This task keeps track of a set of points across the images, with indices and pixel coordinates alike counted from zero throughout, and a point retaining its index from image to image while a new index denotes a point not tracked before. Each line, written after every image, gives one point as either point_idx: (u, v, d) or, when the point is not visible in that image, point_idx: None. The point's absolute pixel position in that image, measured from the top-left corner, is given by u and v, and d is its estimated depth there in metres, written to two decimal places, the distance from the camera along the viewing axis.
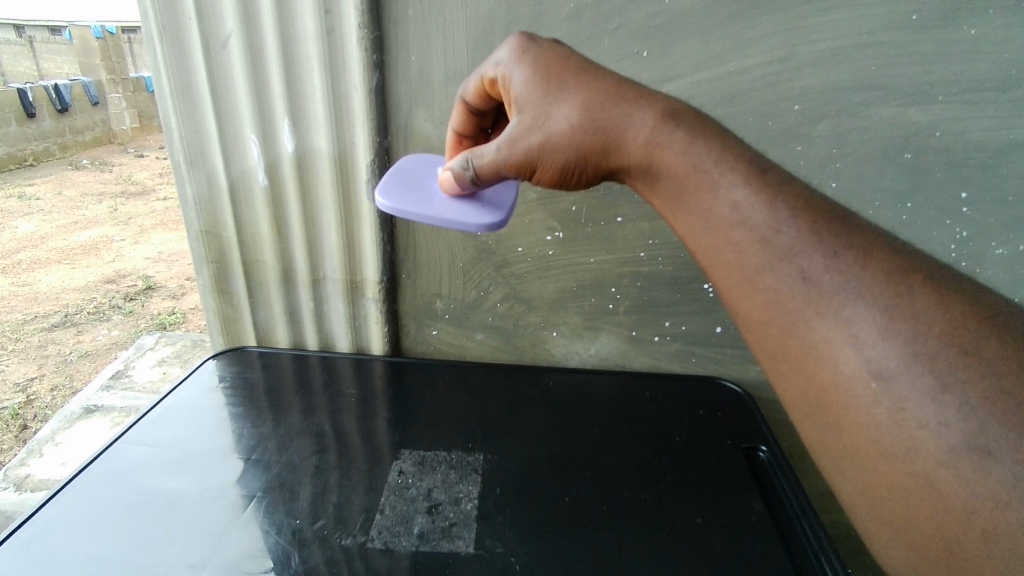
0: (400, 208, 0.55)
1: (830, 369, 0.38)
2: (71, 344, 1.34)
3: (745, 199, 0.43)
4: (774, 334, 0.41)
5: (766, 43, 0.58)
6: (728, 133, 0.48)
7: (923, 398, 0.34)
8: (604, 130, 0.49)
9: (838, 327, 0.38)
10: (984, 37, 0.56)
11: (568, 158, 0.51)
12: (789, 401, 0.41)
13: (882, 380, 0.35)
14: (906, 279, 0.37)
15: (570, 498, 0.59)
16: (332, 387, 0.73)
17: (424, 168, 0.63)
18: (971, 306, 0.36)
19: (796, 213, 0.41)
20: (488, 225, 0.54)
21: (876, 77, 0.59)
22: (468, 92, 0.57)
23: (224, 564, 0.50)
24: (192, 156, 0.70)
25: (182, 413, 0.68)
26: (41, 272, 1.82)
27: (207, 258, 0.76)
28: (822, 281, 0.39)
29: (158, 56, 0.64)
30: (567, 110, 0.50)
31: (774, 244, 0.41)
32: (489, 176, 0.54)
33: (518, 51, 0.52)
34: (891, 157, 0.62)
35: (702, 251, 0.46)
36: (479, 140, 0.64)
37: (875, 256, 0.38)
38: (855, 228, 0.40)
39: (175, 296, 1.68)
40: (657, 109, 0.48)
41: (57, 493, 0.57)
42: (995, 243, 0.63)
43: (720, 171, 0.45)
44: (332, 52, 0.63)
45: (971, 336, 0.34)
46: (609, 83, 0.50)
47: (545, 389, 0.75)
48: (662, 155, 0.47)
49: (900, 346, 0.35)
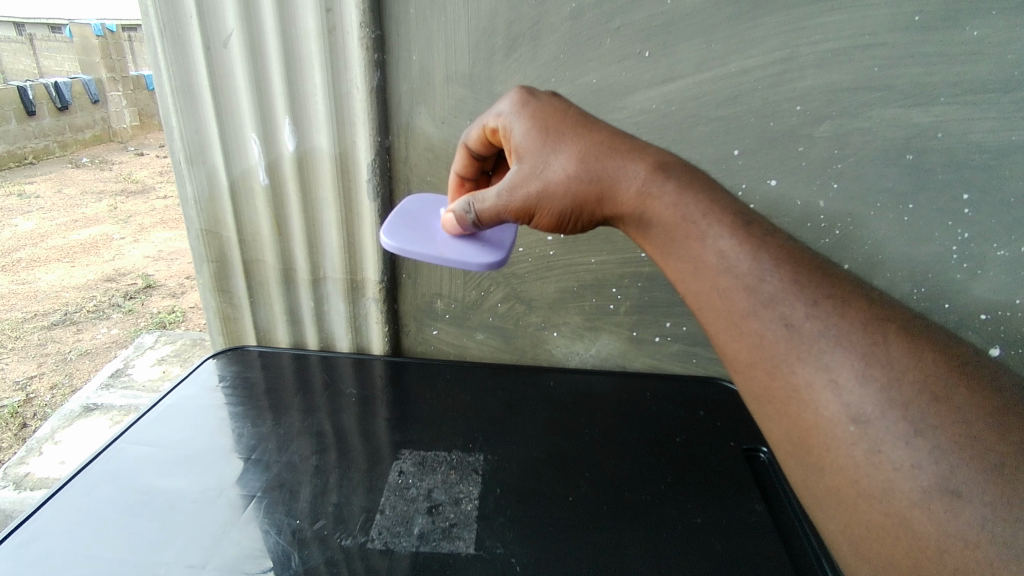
0: (404, 249, 0.55)
1: (811, 411, 0.38)
2: (71, 343, 1.31)
3: (731, 249, 0.43)
4: (759, 376, 0.40)
5: (767, 43, 0.58)
6: (717, 184, 0.48)
7: (896, 441, 0.34)
8: (600, 182, 0.49)
9: (818, 371, 0.38)
10: (987, 38, 0.55)
11: (565, 207, 0.51)
12: (774, 440, 0.41)
13: (860, 424, 0.35)
14: (881, 327, 0.37)
15: (573, 498, 0.59)
16: (332, 387, 0.73)
17: (426, 209, 0.64)
18: (943, 353, 0.36)
19: (779, 262, 0.42)
20: (489, 264, 0.55)
21: (878, 78, 0.59)
22: (469, 138, 0.57)
23: (224, 564, 0.50)
24: (193, 155, 0.69)
25: (182, 413, 0.68)
26: (39, 269, 1.81)
27: (207, 258, 0.76)
28: (804, 327, 0.39)
29: (158, 54, 0.64)
30: (565, 160, 0.49)
31: (758, 291, 0.41)
32: (489, 220, 0.54)
33: (518, 102, 0.52)
34: (893, 158, 0.61)
35: (691, 295, 0.45)
36: (478, 183, 0.64)
37: (852, 306, 0.39)
38: (833, 278, 0.41)
39: (175, 294, 1.70)
40: (651, 161, 0.48)
41: (57, 492, 0.57)
42: (996, 245, 0.63)
43: (708, 221, 0.45)
44: (332, 52, 0.62)
45: (942, 383, 0.35)
46: (606, 136, 0.49)
47: (545, 389, 0.75)
48: (655, 206, 0.47)
49: (876, 392, 0.35)
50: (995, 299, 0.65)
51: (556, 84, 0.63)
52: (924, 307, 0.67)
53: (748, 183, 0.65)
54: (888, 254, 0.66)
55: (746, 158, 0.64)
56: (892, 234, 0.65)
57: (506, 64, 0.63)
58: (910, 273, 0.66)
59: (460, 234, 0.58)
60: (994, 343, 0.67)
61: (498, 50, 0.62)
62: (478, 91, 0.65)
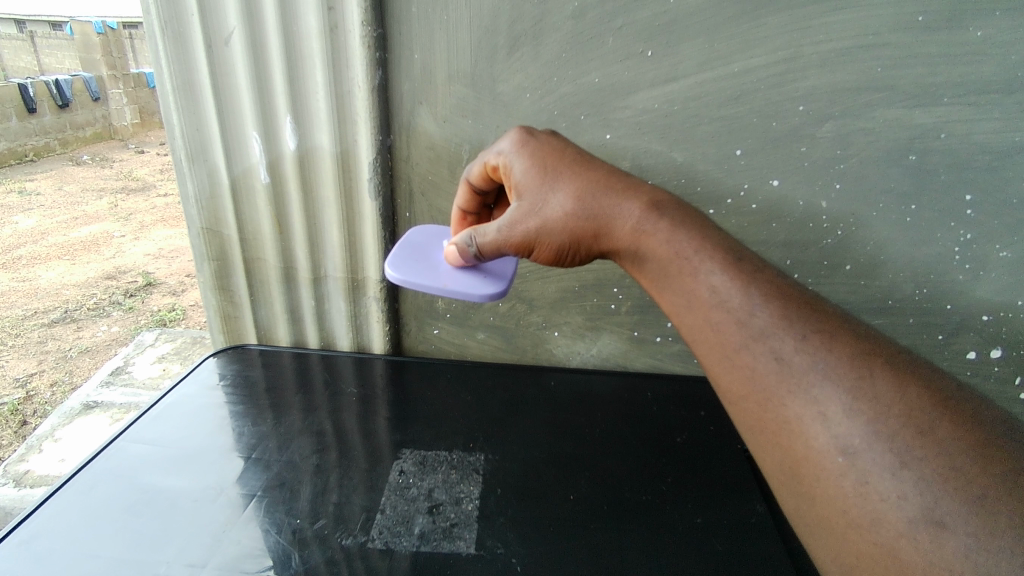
0: (408, 280, 0.56)
1: (801, 442, 0.37)
2: (71, 340, 1.37)
3: (723, 284, 0.43)
4: (752, 409, 0.40)
5: (771, 43, 0.58)
6: (707, 220, 0.48)
7: (883, 472, 0.34)
8: (596, 219, 0.49)
9: (808, 405, 0.37)
10: (990, 38, 0.55)
11: (562, 242, 0.51)
12: (767, 470, 0.40)
13: (848, 456, 0.35)
14: (867, 361, 0.37)
15: (574, 498, 0.59)
16: (332, 387, 0.73)
17: (430, 240, 0.65)
18: (928, 388, 0.36)
19: (768, 297, 0.42)
20: (492, 295, 0.56)
21: (882, 78, 0.58)
22: (472, 175, 0.58)
23: (223, 564, 0.50)
24: (194, 153, 0.69)
25: (183, 411, 0.68)
26: (40, 267, 1.83)
27: (208, 256, 0.76)
28: (794, 361, 0.39)
29: (159, 52, 0.64)
30: (563, 198, 0.50)
31: (748, 325, 0.41)
32: (490, 253, 0.55)
33: (518, 142, 0.53)
34: (896, 158, 0.61)
35: (685, 328, 0.45)
36: (484, 218, 0.65)
37: (840, 340, 0.38)
38: (821, 312, 0.41)
39: (175, 292, 1.73)
40: (644, 199, 0.49)
41: (59, 489, 0.57)
42: (999, 246, 0.63)
43: (700, 256, 0.45)
44: (334, 50, 0.62)
45: (927, 417, 0.34)
46: (601, 174, 0.50)
47: (546, 389, 0.75)
48: (648, 242, 0.47)
49: (863, 425, 0.35)
50: (996, 300, 0.65)
51: (558, 84, 0.63)
52: (926, 309, 0.67)
53: (750, 183, 0.65)
54: (891, 255, 0.65)
55: (749, 158, 0.63)
56: (895, 235, 0.64)
57: (508, 63, 0.63)
58: (912, 274, 0.66)
59: (461, 266, 0.59)
60: (997, 344, 0.67)
61: (500, 48, 0.62)
62: (480, 90, 0.65)
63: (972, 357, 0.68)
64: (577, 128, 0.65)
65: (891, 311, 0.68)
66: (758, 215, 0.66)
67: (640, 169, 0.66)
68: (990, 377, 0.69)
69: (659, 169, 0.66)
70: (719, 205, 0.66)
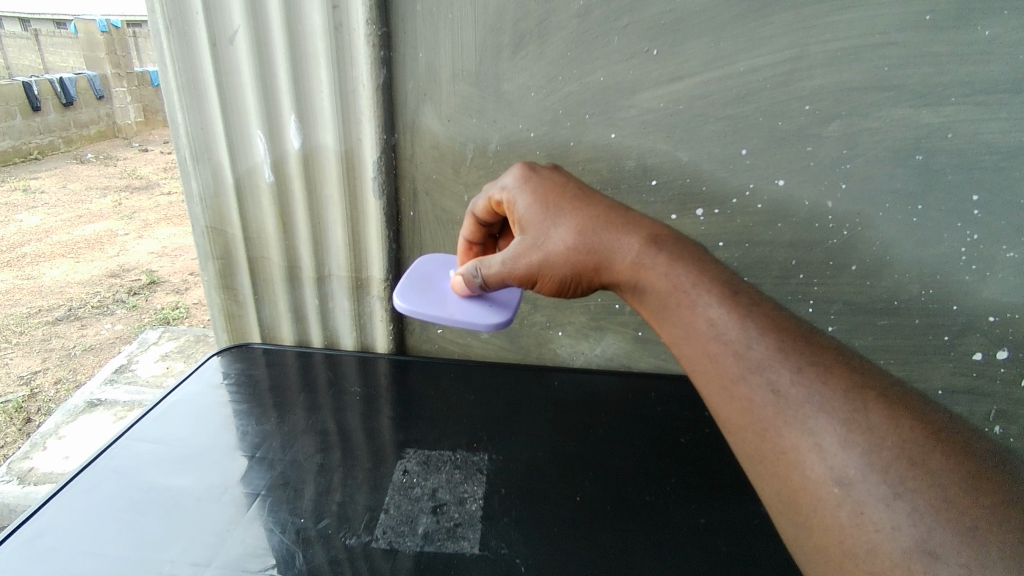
0: (416, 310, 0.57)
1: (798, 473, 0.37)
2: (74, 339, 1.44)
3: (721, 317, 0.43)
4: (750, 439, 0.40)
5: (777, 42, 0.58)
6: (706, 253, 0.49)
7: (877, 503, 0.34)
8: (597, 252, 0.50)
9: (804, 435, 0.37)
10: (999, 38, 0.55)
11: (565, 275, 0.51)
12: (765, 500, 0.40)
13: (843, 487, 0.35)
14: (862, 393, 0.37)
15: (580, 499, 0.59)
16: (336, 385, 0.73)
17: (438, 269, 0.65)
18: (920, 420, 0.36)
19: (765, 329, 0.42)
20: (496, 325, 0.57)
21: (888, 77, 0.58)
22: (477, 208, 0.59)
23: (227, 562, 0.50)
24: (198, 152, 0.69)
25: (188, 409, 0.68)
26: (44, 265, 1.92)
27: (212, 255, 0.76)
28: (790, 394, 0.39)
29: (164, 51, 0.64)
30: (564, 232, 0.50)
31: (745, 357, 0.41)
32: (496, 285, 0.55)
33: (520, 177, 0.54)
34: (903, 158, 0.61)
35: (684, 360, 0.45)
36: (489, 247, 0.65)
37: (835, 373, 0.38)
38: (817, 345, 0.41)
39: (179, 292, 1.78)
40: (643, 233, 0.49)
41: (65, 487, 0.57)
42: (1006, 247, 0.62)
43: (698, 288, 0.45)
44: (339, 49, 0.62)
45: (920, 448, 0.34)
46: (601, 209, 0.51)
47: (551, 388, 0.75)
48: (648, 275, 0.47)
49: (858, 456, 0.35)
50: (1003, 301, 0.65)
51: (562, 83, 0.63)
52: (932, 309, 0.67)
53: (756, 182, 0.64)
54: (897, 255, 0.65)
55: (754, 157, 0.63)
56: (902, 235, 0.64)
57: (513, 61, 0.63)
58: (918, 275, 0.65)
59: (468, 295, 0.60)
60: (1003, 345, 0.67)
61: (505, 47, 0.62)
62: (485, 89, 0.64)
63: (978, 358, 0.68)
64: (581, 128, 0.65)
65: (897, 312, 0.68)
66: (763, 214, 0.66)
67: (645, 168, 0.66)
68: (997, 378, 0.69)
69: (665, 169, 0.65)
70: (724, 204, 0.66)
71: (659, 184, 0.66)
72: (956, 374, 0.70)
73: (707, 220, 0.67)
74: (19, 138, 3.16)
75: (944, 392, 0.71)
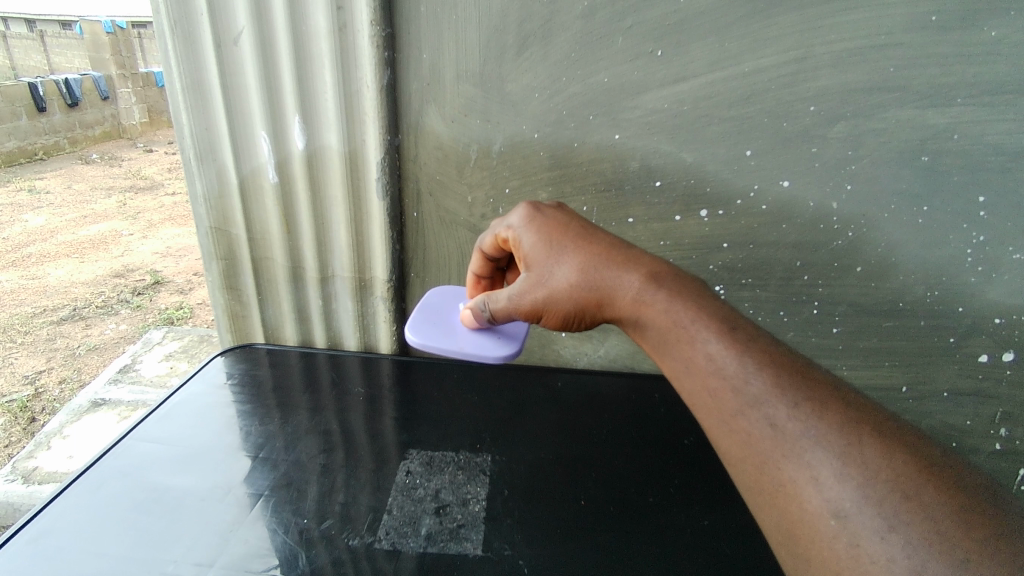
0: (426, 345, 0.57)
1: (796, 505, 0.37)
2: (79, 339, 1.51)
3: (719, 352, 0.43)
4: (749, 471, 0.40)
5: (781, 43, 0.58)
6: (705, 288, 0.48)
7: (872, 535, 0.34)
8: (598, 289, 0.49)
9: (801, 468, 0.37)
10: (1005, 39, 0.55)
11: (568, 310, 0.51)
12: (766, 531, 0.40)
13: (840, 519, 0.35)
14: (856, 427, 0.37)
15: (585, 502, 0.58)
16: (339, 386, 0.73)
17: (448, 301, 0.66)
18: (913, 454, 0.36)
19: (763, 363, 0.41)
20: (506, 356, 0.57)
21: (894, 78, 0.58)
22: (484, 244, 0.59)
23: (230, 563, 0.50)
24: (203, 153, 0.69)
25: (191, 408, 0.68)
26: (50, 266, 1.98)
27: (216, 255, 0.76)
28: (788, 428, 0.38)
29: (169, 51, 0.64)
30: (568, 269, 0.50)
31: (743, 392, 0.41)
32: (503, 318, 0.56)
33: (525, 214, 0.54)
34: (909, 159, 0.60)
35: (685, 394, 0.45)
36: (497, 280, 0.64)
37: (830, 407, 0.38)
38: (814, 380, 0.41)
39: (183, 292, 1.81)
40: (644, 270, 0.49)
41: (68, 486, 0.57)
42: (1012, 248, 0.62)
43: (696, 323, 0.45)
44: (343, 49, 0.62)
45: (913, 482, 0.35)
46: (602, 246, 0.51)
47: (554, 389, 0.75)
48: (649, 312, 0.47)
49: (854, 489, 0.35)
50: (1009, 304, 0.65)
51: (567, 84, 0.63)
52: (937, 311, 0.66)
53: (760, 184, 0.64)
54: (902, 256, 0.64)
55: (758, 158, 0.63)
56: (907, 236, 0.63)
57: (517, 62, 0.63)
58: (923, 276, 0.65)
59: (478, 327, 0.60)
60: (1009, 347, 0.67)
61: (509, 48, 0.62)
62: (488, 90, 0.64)
63: (984, 360, 0.68)
64: (586, 129, 0.64)
65: (902, 314, 0.67)
66: (767, 215, 0.65)
67: (649, 169, 0.65)
68: (1003, 381, 0.68)
69: (668, 170, 0.65)
70: (729, 205, 0.66)
71: (663, 185, 0.66)
72: (961, 377, 0.69)
73: (711, 221, 0.67)
74: (23, 139, 3.28)
75: (949, 394, 0.71)
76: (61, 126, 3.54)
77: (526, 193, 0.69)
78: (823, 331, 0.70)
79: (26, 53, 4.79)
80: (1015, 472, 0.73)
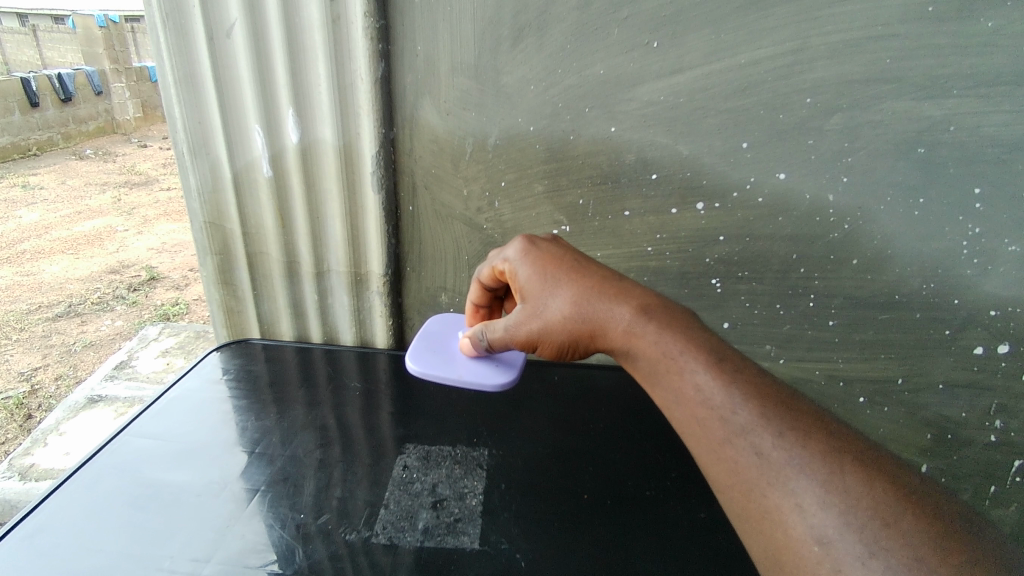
0: (427, 372, 0.58)
1: (781, 531, 0.37)
2: (76, 336, 1.51)
3: (708, 383, 0.43)
4: (736, 499, 0.40)
5: (778, 34, 0.57)
6: (695, 318, 0.49)
7: (854, 561, 0.34)
8: (592, 322, 0.49)
9: (786, 496, 0.38)
10: (1002, 29, 0.55)
11: (562, 342, 0.51)
12: (754, 557, 0.40)
13: (824, 545, 0.36)
14: (839, 457, 0.38)
15: (584, 495, 0.58)
16: (336, 381, 0.73)
17: (449, 328, 0.66)
18: (892, 482, 0.37)
19: (750, 394, 0.42)
20: (504, 384, 0.57)
21: (890, 70, 0.58)
22: (481, 275, 0.58)
23: (227, 558, 0.50)
24: (196, 147, 0.69)
25: (186, 404, 0.68)
26: (46, 262, 1.98)
27: (211, 250, 0.75)
28: (774, 458, 0.39)
29: (161, 44, 0.64)
30: (562, 301, 0.50)
31: (730, 422, 0.41)
32: (501, 348, 0.56)
33: (521, 248, 0.54)
34: (905, 150, 0.60)
35: (675, 422, 0.45)
36: (495, 307, 0.64)
37: (813, 437, 0.39)
38: (798, 411, 0.41)
39: (180, 287, 1.81)
40: (637, 302, 0.49)
41: (63, 484, 0.57)
42: (1008, 241, 0.62)
43: (686, 355, 0.45)
44: (336, 42, 0.62)
45: (892, 509, 0.35)
46: (596, 278, 0.51)
47: (551, 383, 0.75)
48: (640, 343, 0.47)
49: (836, 515, 0.36)
50: (1005, 296, 0.64)
51: (562, 75, 0.62)
52: (933, 304, 0.66)
53: (757, 176, 0.64)
54: (898, 248, 0.64)
55: (755, 151, 0.63)
56: (903, 229, 0.63)
57: (513, 54, 0.62)
58: (919, 268, 0.65)
59: (477, 355, 0.60)
60: (1004, 339, 0.67)
61: (505, 40, 0.62)
62: (484, 83, 0.64)
63: (979, 352, 0.68)
64: (582, 121, 0.64)
65: (898, 306, 0.67)
66: (763, 208, 0.65)
67: (645, 162, 0.65)
68: (998, 372, 0.68)
69: (665, 162, 0.65)
70: (725, 198, 0.65)
71: (659, 178, 0.66)
72: (957, 369, 0.69)
73: (708, 214, 0.66)
74: (16, 135, 3.27)
75: (945, 386, 0.71)
76: (56, 122, 3.53)
77: (522, 187, 0.69)
78: (820, 323, 0.70)
79: (21, 48, 4.80)
80: (1010, 462, 0.73)
